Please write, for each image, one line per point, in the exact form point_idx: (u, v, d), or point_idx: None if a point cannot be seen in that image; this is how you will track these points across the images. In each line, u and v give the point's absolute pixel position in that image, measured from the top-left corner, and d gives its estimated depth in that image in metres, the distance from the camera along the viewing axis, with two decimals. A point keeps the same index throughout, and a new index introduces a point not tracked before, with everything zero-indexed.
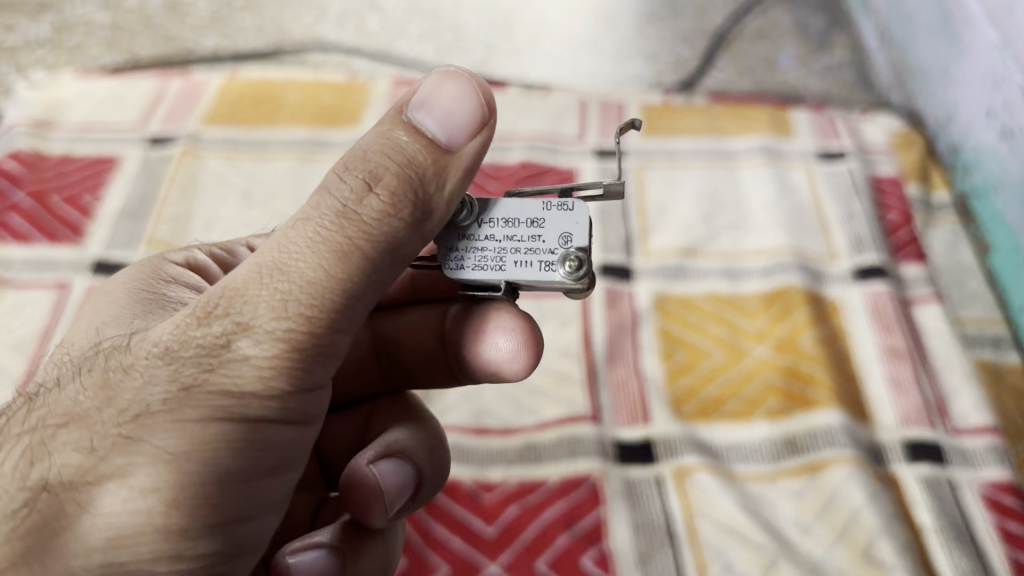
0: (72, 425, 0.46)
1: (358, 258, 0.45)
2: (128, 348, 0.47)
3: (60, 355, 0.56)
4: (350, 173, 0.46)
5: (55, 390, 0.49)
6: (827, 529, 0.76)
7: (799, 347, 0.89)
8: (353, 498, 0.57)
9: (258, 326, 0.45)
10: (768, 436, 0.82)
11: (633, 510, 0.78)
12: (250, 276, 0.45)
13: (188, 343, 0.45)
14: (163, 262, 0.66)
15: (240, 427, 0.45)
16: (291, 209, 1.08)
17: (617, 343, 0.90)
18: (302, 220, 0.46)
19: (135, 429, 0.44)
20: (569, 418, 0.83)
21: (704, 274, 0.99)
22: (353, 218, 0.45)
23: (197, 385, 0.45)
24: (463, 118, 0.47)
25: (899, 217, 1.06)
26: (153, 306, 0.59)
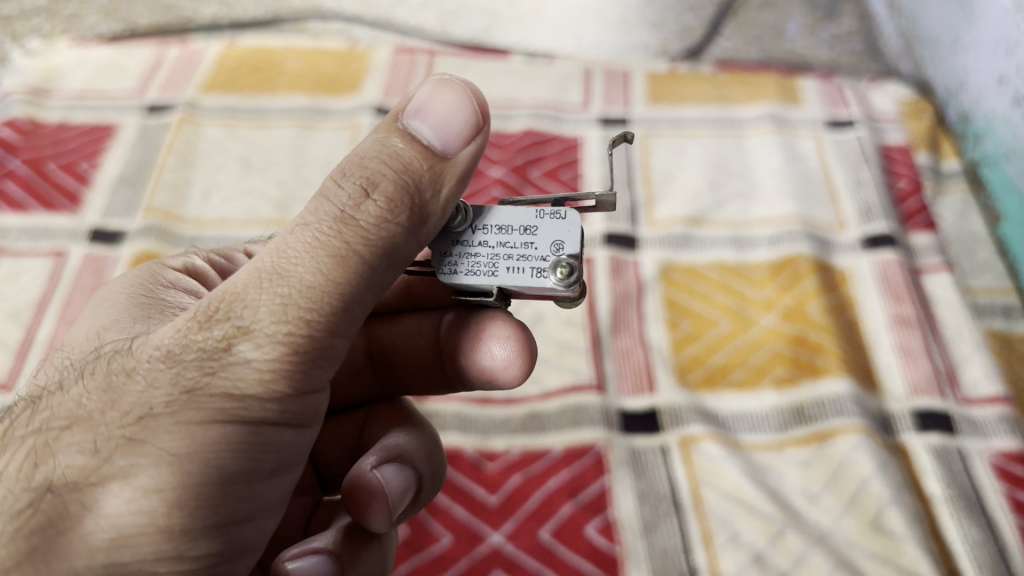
0: (76, 427, 0.44)
1: (357, 263, 0.44)
2: (130, 352, 0.46)
3: (56, 360, 0.54)
4: (346, 179, 0.45)
5: (59, 393, 0.47)
6: (836, 498, 0.74)
7: (806, 316, 0.88)
8: (355, 503, 0.55)
9: (258, 330, 0.43)
10: (776, 406, 0.81)
11: (638, 479, 0.77)
12: (249, 280, 0.44)
13: (190, 346, 0.44)
14: (164, 269, 0.64)
15: (242, 429, 0.44)
16: (291, 177, 1.06)
17: (622, 313, 0.89)
18: (300, 225, 0.44)
19: (138, 431, 0.43)
20: (573, 387, 0.82)
21: (711, 243, 0.97)
22: (350, 223, 0.44)
23: (199, 389, 0.43)
24: (459, 126, 0.45)
25: (909, 186, 1.04)
26: (152, 311, 0.56)
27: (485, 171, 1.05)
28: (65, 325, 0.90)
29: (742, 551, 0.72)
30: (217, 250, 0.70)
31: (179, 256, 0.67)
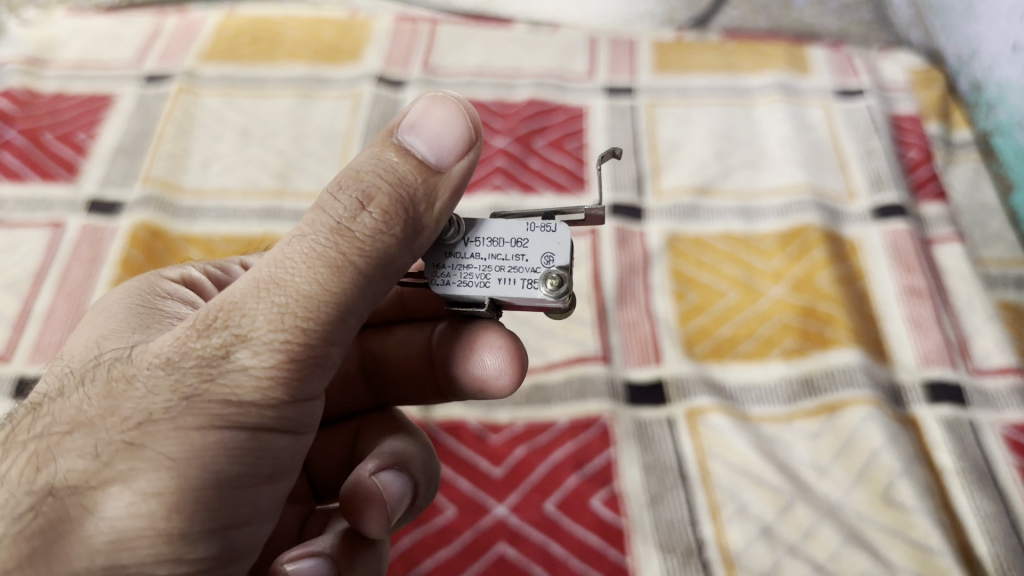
0: (76, 432, 0.43)
1: (354, 271, 0.43)
2: (129, 361, 0.45)
3: (51, 371, 0.51)
4: (342, 192, 0.44)
5: (58, 400, 0.46)
6: (845, 470, 0.73)
7: (816, 287, 0.86)
8: (354, 507, 0.53)
9: (255, 338, 0.42)
10: (784, 376, 0.80)
11: (644, 452, 0.76)
12: (247, 289, 0.43)
13: (189, 353, 0.43)
14: (161, 280, 0.61)
15: (241, 435, 0.43)
16: (291, 147, 1.04)
17: (627, 284, 0.88)
18: (296, 235, 0.44)
19: (137, 436, 0.42)
20: (579, 358, 0.81)
21: (719, 213, 0.95)
22: (346, 234, 0.43)
23: (198, 395, 0.42)
24: (451, 141, 0.45)
25: (920, 155, 1.02)
26: (150, 321, 0.53)
27: (489, 142, 1.03)
28: (63, 297, 0.88)
29: (750, 524, 0.70)
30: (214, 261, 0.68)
31: (176, 268, 0.64)
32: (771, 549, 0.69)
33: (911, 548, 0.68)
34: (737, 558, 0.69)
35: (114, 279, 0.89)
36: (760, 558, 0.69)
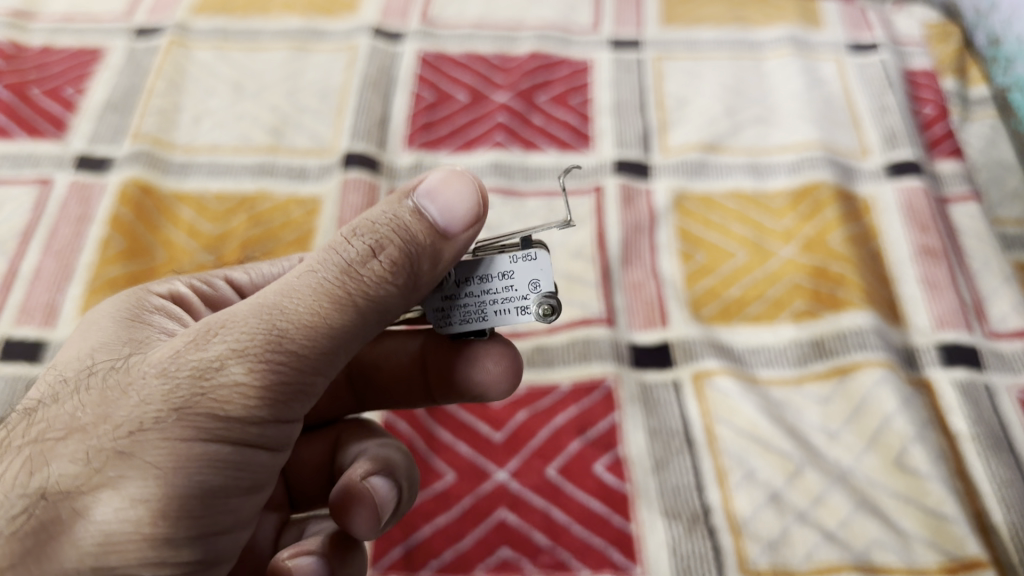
0: (68, 437, 0.41)
1: (358, 307, 0.42)
2: (123, 368, 0.43)
3: (42, 380, 0.49)
4: (354, 239, 0.43)
5: (52, 407, 0.44)
6: (857, 436, 0.70)
7: (827, 246, 0.83)
8: (348, 507, 0.51)
9: (253, 353, 0.40)
10: (794, 339, 0.77)
11: (649, 416, 0.73)
12: (250, 313, 0.41)
13: (184, 363, 0.41)
14: (147, 294, 0.56)
15: (230, 448, 0.41)
16: (285, 102, 1.00)
17: (633, 244, 0.85)
18: (305, 268, 0.42)
19: (126, 444, 0.40)
20: (582, 320, 0.79)
21: (727, 170, 0.92)
22: (354, 275, 0.42)
23: (189, 407, 0.40)
24: (461, 214, 0.43)
25: (935, 112, 0.99)
26: (136, 336, 0.50)
27: (490, 97, 1.00)
28: (51, 256, 0.85)
29: (757, 490, 0.68)
30: (193, 277, 0.61)
31: (159, 283, 0.59)
32: (780, 516, 0.66)
33: (925, 515, 0.65)
34: (745, 525, 0.66)
35: (103, 238, 0.86)
36: (768, 524, 0.66)
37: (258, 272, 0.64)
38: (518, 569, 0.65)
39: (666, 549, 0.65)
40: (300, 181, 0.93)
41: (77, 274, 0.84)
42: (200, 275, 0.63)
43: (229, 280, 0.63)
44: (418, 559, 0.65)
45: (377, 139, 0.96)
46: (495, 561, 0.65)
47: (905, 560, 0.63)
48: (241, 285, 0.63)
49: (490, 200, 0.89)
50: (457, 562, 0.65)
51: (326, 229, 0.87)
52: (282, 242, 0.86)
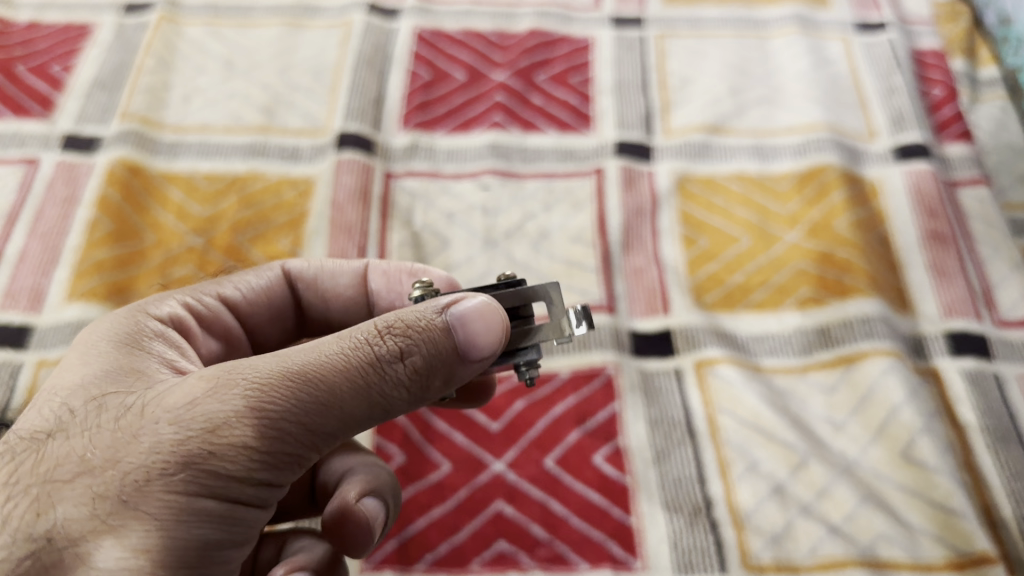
0: (75, 478, 0.41)
1: (374, 396, 0.43)
2: (134, 410, 0.43)
3: (41, 409, 0.46)
4: (382, 333, 0.43)
5: (57, 442, 0.43)
6: (863, 427, 0.68)
7: (833, 231, 0.81)
8: (345, 530, 0.53)
9: (266, 418, 0.41)
10: (799, 327, 0.75)
11: (650, 405, 0.71)
12: (270, 381, 0.41)
13: (198, 415, 0.41)
14: (142, 316, 0.53)
15: (231, 504, 0.42)
16: (278, 80, 0.98)
17: (634, 229, 0.83)
18: (330, 343, 0.43)
19: (133, 493, 0.40)
20: (583, 307, 0.77)
21: (731, 152, 0.90)
22: (376, 367, 0.43)
23: (198, 461, 0.40)
24: (483, 346, 0.44)
25: (944, 93, 0.96)
26: (139, 369, 0.48)
27: (488, 76, 0.97)
28: (36, 238, 0.83)
29: (761, 482, 0.66)
30: (180, 293, 0.58)
31: (150, 303, 0.55)
32: (783, 509, 0.64)
33: (932, 509, 0.64)
34: (748, 518, 0.64)
35: (91, 220, 0.84)
36: (772, 518, 0.64)
37: (249, 286, 0.61)
38: (515, 562, 0.63)
39: (667, 543, 0.63)
40: (292, 162, 0.90)
41: (64, 257, 0.81)
42: (186, 290, 0.59)
43: (220, 296, 0.60)
44: (413, 552, 0.63)
45: (372, 119, 0.93)
46: (492, 555, 0.63)
47: (912, 555, 0.62)
48: (234, 302, 0.61)
49: (488, 181, 0.87)
50: (452, 555, 0.63)
51: (320, 212, 0.85)
52: (274, 224, 0.84)
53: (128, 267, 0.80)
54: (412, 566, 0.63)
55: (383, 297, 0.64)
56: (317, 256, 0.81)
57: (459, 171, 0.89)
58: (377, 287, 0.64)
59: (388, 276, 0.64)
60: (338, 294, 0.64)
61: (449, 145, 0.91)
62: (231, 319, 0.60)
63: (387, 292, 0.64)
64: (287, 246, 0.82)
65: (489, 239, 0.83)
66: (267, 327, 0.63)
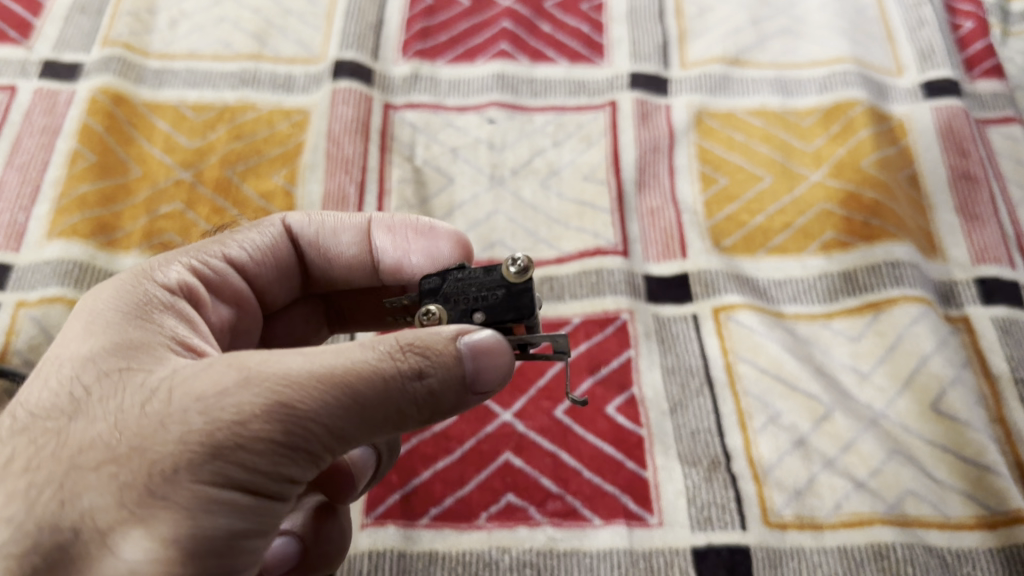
0: (98, 464, 0.36)
1: (392, 412, 0.38)
2: (158, 395, 0.37)
3: (47, 383, 0.40)
4: (400, 345, 0.38)
5: (73, 424, 0.38)
6: (889, 378, 0.65)
7: (861, 171, 0.77)
8: (329, 481, 0.50)
9: (292, 416, 0.36)
10: (823, 272, 0.71)
11: (665, 353, 0.68)
12: (297, 382, 0.36)
13: (225, 405, 0.36)
14: (147, 283, 0.45)
15: (258, 497, 0.38)
16: (269, 4, 0.91)
17: (650, 166, 0.79)
18: (354, 346, 0.38)
19: (161, 483, 0.36)
20: (595, 250, 0.73)
21: (752, 85, 0.85)
22: (397, 382, 0.38)
23: (225, 455, 0.36)
24: (490, 376, 0.39)
25: (976, 26, 0.90)
26: (149, 348, 0.41)
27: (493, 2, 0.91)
28: (14, 170, 0.78)
29: (782, 434, 0.63)
30: (184, 254, 0.49)
31: (155, 268, 0.47)
32: (806, 462, 0.61)
33: (962, 466, 0.61)
34: (768, 473, 0.61)
35: (72, 151, 0.79)
36: (794, 472, 0.61)
37: (256, 245, 0.52)
38: (524, 517, 0.60)
39: (684, 498, 0.60)
40: (285, 91, 0.85)
41: (46, 191, 0.76)
42: (189, 250, 0.50)
43: (224, 256, 0.51)
44: (417, 506, 0.60)
45: (370, 46, 0.87)
46: (500, 508, 0.60)
47: (940, 513, 0.59)
48: (241, 263, 0.52)
49: (494, 115, 0.82)
50: (458, 509, 0.60)
51: (314, 145, 0.80)
52: (267, 157, 0.79)
53: (112, 202, 0.76)
54: (416, 521, 0.60)
55: (388, 256, 0.55)
56: (313, 192, 0.77)
57: (463, 103, 0.84)
58: (382, 244, 0.55)
59: (393, 233, 0.55)
60: (341, 254, 0.55)
61: (452, 76, 0.86)
62: (240, 280, 0.52)
63: (393, 250, 0.54)
64: (280, 181, 0.78)
65: (495, 176, 0.78)
66: (277, 288, 0.55)
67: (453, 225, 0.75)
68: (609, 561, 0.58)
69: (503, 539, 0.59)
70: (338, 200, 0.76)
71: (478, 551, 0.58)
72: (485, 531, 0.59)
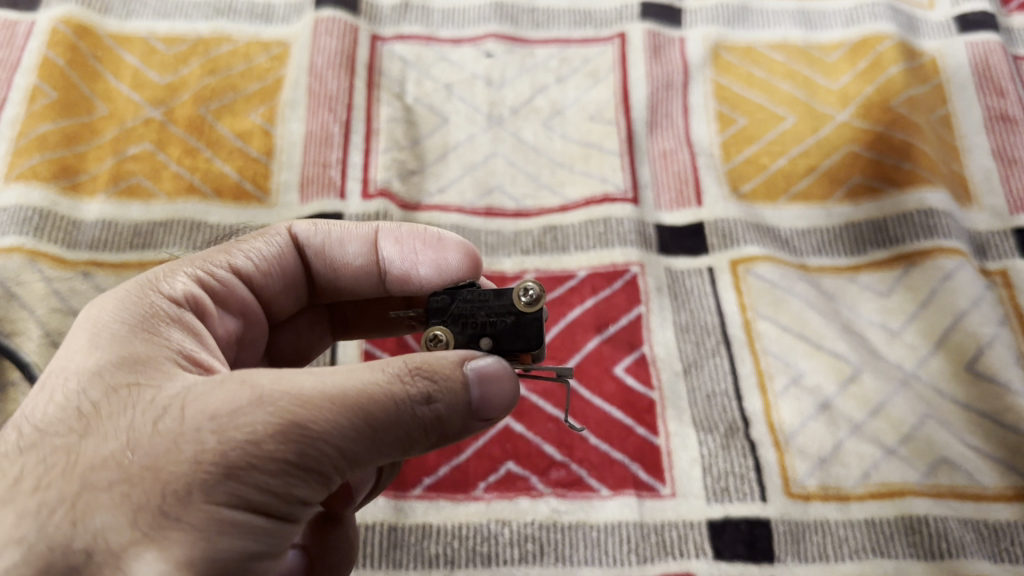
0: (112, 483, 0.31)
1: (403, 439, 0.33)
2: (173, 412, 0.32)
3: (52, 397, 0.34)
4: (409, 368, 0.33)
5: (84, 443, 0.32)
6: (920, 336, 0.60)
7: (892, 111, 0.71)
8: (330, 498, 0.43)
9: (307, 437, 0.31)
10: (850, 222, 0.66)
11: (679, 310, 0.62)
12: (311, 401, 0.31)
13: (238, 424, 0.31)
14: (151, 293, 0.38)
15: (273, 519, 0.32)
16: None
17: (662, 104, 0.73)
18: (363, 367, 0.33)
19: (174, 504, 0.30)
20: (603, 196, 0.68)
21: (772, 17, 0.78)
22: (410, 405, 0.33)
23: (239, 475, 0.30)
24: (495, 405, 0.35)
25: None
26: (155, 367, 0.34)
27: None
28: None
29: (805, 398, 0.58)
30: (189, 263, 0.41)
31: (160, 276, 0.39)
32: (831, 428, 0.57)
33: (1001, 432, 0.56)
34: (790, 439, 0.56)
35: (32, 87, 0.71)
36: (818, 438, 0.56)
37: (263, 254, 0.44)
38: (525, 487, 0.55)
39: (699, 467, 0.56)
40: (263, 22, 0.78)
41: (3, 130, 0.69)
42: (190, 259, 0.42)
43: (229, 266, 0.43)
44: (409, 476, 0.56)
45: None
46: (499, 478, 0.56)
47: (977, 484, 0.54)
48: (248, 274, 0.44)
49: (491, 48, 0.75)
50: (454, 478, 0.56)
51: (295, 80, 0.73)
52: (244, 94, 0.73)
53: (75, 143, 0.69)
54: (408, 492, 0.55)
55: (395, 268, 0.47)
56: (293, 131, 0.71)
57: (458, 35, 0.77)
58: (389, 254, 0.47)
59: (400, 243, 0.47)
60: (347, 264, 0.48)
61: (445, 5, 0.78)
62: (246, 291, 0.44)
63: (401, 261, 0.47)
64: (258, 120, 0.71)
65: (493, 115, 0.72)
66: (282, 299, 0.47)
67: (447, 168, 0.69)
68: (617, 535, 0.53)
69: (502, 510, 0.54)
70: (322, 141, 0.70)
71: (475, 524, 0.54)
72: (483, 503, 0.55)
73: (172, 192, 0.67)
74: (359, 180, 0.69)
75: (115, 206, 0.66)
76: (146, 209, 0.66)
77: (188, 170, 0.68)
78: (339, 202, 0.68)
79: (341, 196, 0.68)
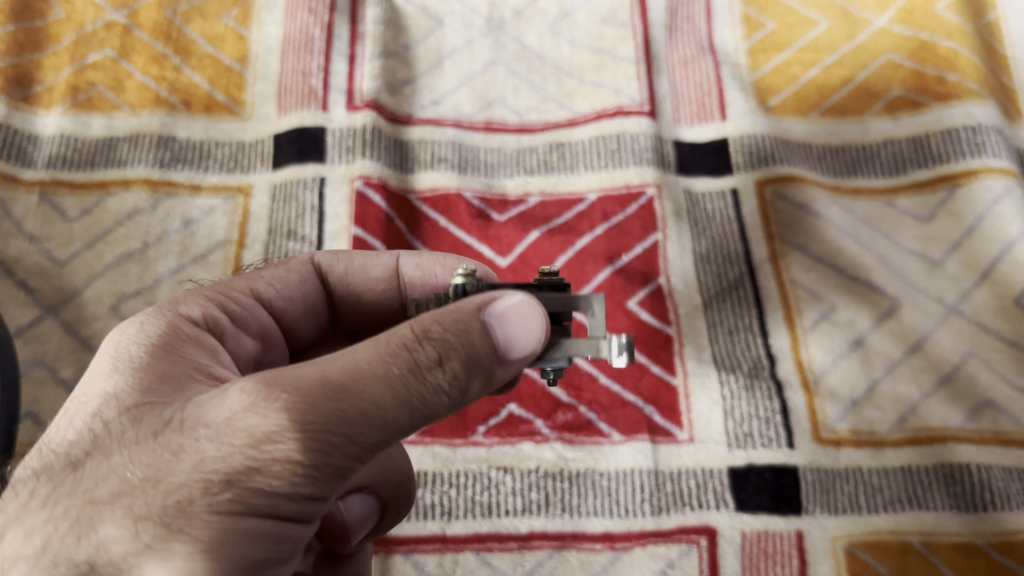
0: (114, 496, 0.26)
1: (422, 415, 0.27)
2: (178, 425, 0.27)
3: (71, 421, 0.29)
4: (415, 334, 0.27)
5: (90, 461, 0.27)
6: (963, 266, 0.55)
7: (934, 14, 0.63)
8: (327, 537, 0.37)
9: (310, 429, 0.25)
10: (890, 139, 0.59)
11: (699, 238, 0.57)
12: (312, 391, 0.26)
13: (235, 429, 0.26)
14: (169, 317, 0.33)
15: (284, 522, 0.27)
16: None
17: (682, 7, 0.65)
18: (367, 345, 0.27)
19: (177, 514, 0.25)
20: (617, 110, 0.61)
21: None
22: (423, 379, 0.27)
23: (240, 481, 0.26)
24: (524, 347, 0.28)
25: None
26: (173, 386, 0.29)
27: None
28: None
29: (837, 334, 0.53)
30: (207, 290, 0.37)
31: (177, 300, 0.35)
32: (865, 367, 0.52)
33: None
34: (820, 380, 0.51)
35: None
36: (850, 380, 0.51)
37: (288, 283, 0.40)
38: (529, 431, 0.50)
39: (720, 410, 0.51)
40: None
41: None
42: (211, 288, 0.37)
43: (251, 291, 0.38)
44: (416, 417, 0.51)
45: None
46: (499, 422, 0.51)
47: None
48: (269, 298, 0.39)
49: None
50: (452, 422, 0.51)
51: None
52: None
53: (28, 51, 0.61)
54: None
55: (418, 291, 0.43)
56: (270, 35, 0.64)
57: None
58: (411, 279, 0.42)
59: (422, 267, 0.42)
60: (369, 290, 0.43)
61: None
62: (266, 315, 0.39)
63: (422, 285, 0.42)
64: (231, 24, 0.64)
65: (492, 19, 0.65)
66: (304, 322, 0.41)
67: (442, 78, 0.63)
68: (629, 484, 0.48)
69: (503, 457, 0.50)
70: (301, 47, 0.63)
71: (474, 472, 0.49)
72: (483, 448, 0.50)
73: (138, 103, 0.60)
74: (343, 91, 0.62)
75: (73, 120, 0.59)
76: (108, 123, 0.60)
77: (154, 79, 0.61)
78: (320, 114, 0.61)
79: (324, 108, 0.61)
